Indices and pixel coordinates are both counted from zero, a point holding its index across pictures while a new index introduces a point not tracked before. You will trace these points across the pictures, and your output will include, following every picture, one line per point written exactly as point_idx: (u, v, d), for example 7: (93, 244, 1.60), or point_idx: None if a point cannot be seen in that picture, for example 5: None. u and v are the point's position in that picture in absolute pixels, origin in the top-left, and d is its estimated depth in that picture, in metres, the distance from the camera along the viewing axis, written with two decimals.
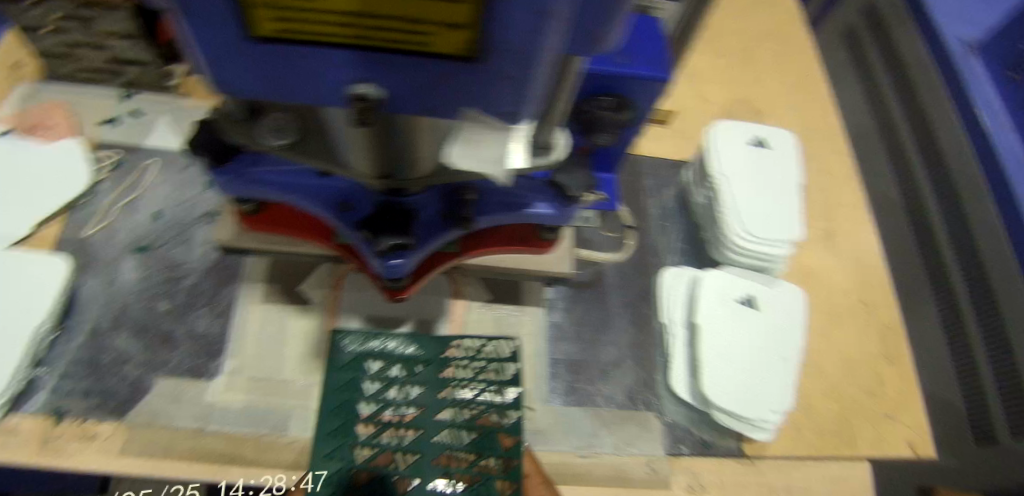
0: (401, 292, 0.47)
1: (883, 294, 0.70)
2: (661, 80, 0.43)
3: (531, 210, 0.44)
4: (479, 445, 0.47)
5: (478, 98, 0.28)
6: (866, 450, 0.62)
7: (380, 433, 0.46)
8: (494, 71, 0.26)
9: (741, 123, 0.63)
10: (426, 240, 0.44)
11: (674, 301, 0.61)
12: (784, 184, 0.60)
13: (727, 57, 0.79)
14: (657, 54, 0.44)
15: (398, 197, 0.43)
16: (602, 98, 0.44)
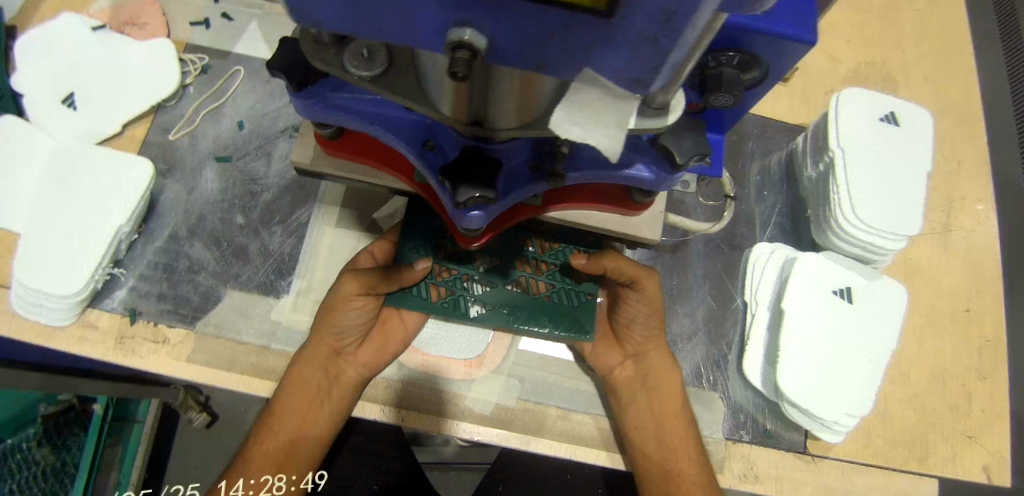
0: (475, 240, 0.42)
1: (992, 305, 0.63)
2: (805, 42, 0.35)
3: (626, 170, 0.38)
4: (552, 272, 0.53)
5: (601, 60, 0.19)
6: (937, 467, 0.58)
7: (454, 270, 0.52)
8: (632, 30, 0.17)
9: (872, 94, 0.58)
10: (506, 195, 0.37)
11: (761, 281, 0.57)
12: (909, 170, 0.55)
13: (861, 18, 0.71)
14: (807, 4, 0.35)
15: (488, 145, 0.36)
16: (728, 53, 0.36)
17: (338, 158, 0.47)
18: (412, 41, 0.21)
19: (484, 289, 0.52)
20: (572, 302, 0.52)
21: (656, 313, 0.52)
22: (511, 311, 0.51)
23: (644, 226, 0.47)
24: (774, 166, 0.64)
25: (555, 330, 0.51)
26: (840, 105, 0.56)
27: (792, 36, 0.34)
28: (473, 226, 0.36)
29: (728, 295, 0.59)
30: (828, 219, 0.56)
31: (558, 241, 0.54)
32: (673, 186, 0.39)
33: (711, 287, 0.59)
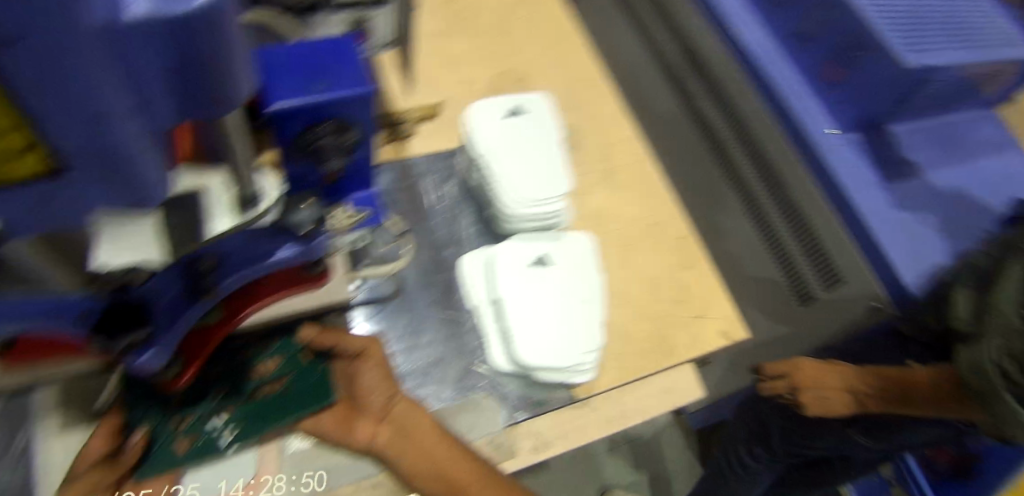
0: (178, 377, 0.50)
1: (669, 210, 0.74)
2: (364, 94, 0.47)
3: (271, 258, 0.47)
4: (285, 362, 0.55)
5: (106, 197, 0.23)
6: (684, 353, 0.69)
7: (189, 412, 0.52)
8: (99, 174, 0.22)
9: (494, 96, 0.67)
10: (172, 325, 0.45)
11: (477, 283, 0.64)
12: (543, 143, 0.65)
13: (473, 21, 0.77)
14: (356, 70, 0.47)
15: (126, 294, 0.41)
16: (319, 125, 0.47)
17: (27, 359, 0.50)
18: None
19: (226, 415, 0.52)
20: (313, 377, 0.55)
21: (381, 377, 0.55)
22: (260, 416, 0.53)
23: (337, 286, 0.56)
24: (456, 186, 0.68)
25: (307, 408, 0.53)
26: (470, 115, 0.65)
27: (352, 93, 0.46)
28: (146, 365, 0.46)
29: (456, 308, 0.65)
30: (500, 211, 0.65)
31: (275, 338, 0.56)
32: (320, 253, 0.50)
33: (440, 311, 0.64)
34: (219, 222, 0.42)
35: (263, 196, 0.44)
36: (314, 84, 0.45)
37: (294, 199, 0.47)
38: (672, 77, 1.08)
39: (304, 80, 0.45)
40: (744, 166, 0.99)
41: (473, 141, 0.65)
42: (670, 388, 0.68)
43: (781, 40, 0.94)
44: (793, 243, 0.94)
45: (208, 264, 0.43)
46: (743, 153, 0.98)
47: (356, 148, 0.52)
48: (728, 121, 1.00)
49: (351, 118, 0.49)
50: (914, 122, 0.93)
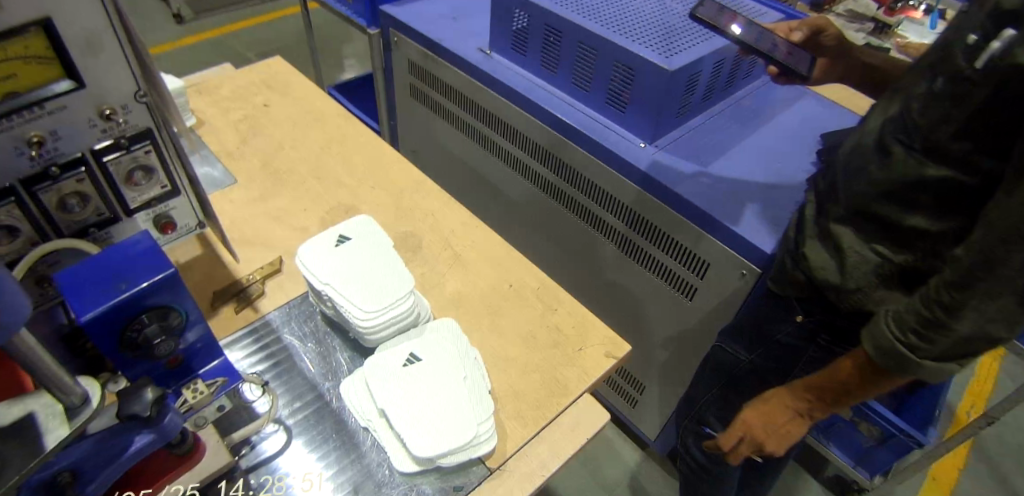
0: None
1: (521, 267, 0.82)
2: (171, 275, 0.50)
3: (129, 448, 0.48)
4: None
5: None
6: (578, 387, 0.72)
7: None
8: None
9: (321, 234, 0.74)
10: None
11: (361, 403, 0.67)
12: (373, 256, 0.72)
13: (301, 180, 0.88)
14: (156, 261, 0.51)
15: None
16: (137, 317, 0.50)
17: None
18: None
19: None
20: None
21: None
22: None
23: (213, 457, 0.57)
24: (319, 321, 0.75)
25: None
26: (303, 258, 0.71)
27: (157, 279, 0.50)
28: None
29: (350, 433, 0.66)
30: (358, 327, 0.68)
31: None
32: (177, 430, 0.51)
33: (336, 441, 0.65)
34: (51, 429, 0.43)
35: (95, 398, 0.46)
36: (119, 283, 0.49)
37: (133, 389, 0.49)
38: (510, 155, 1.23)
39: (105, 287, 0.48)
40: (592, 206, 1.12)
41: (312, 279, 0.70)
42: (578, 421, 0.69)
43: (568, 90, 1.08)
44: (652, 248, 1.05)
45: (68, 476, 0.47)
46: (585, 195, 1.11)
47: (188, 329, 0.55)
48: (561, 175, 1.14)
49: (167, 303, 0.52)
50: (704, 114, 1.08)
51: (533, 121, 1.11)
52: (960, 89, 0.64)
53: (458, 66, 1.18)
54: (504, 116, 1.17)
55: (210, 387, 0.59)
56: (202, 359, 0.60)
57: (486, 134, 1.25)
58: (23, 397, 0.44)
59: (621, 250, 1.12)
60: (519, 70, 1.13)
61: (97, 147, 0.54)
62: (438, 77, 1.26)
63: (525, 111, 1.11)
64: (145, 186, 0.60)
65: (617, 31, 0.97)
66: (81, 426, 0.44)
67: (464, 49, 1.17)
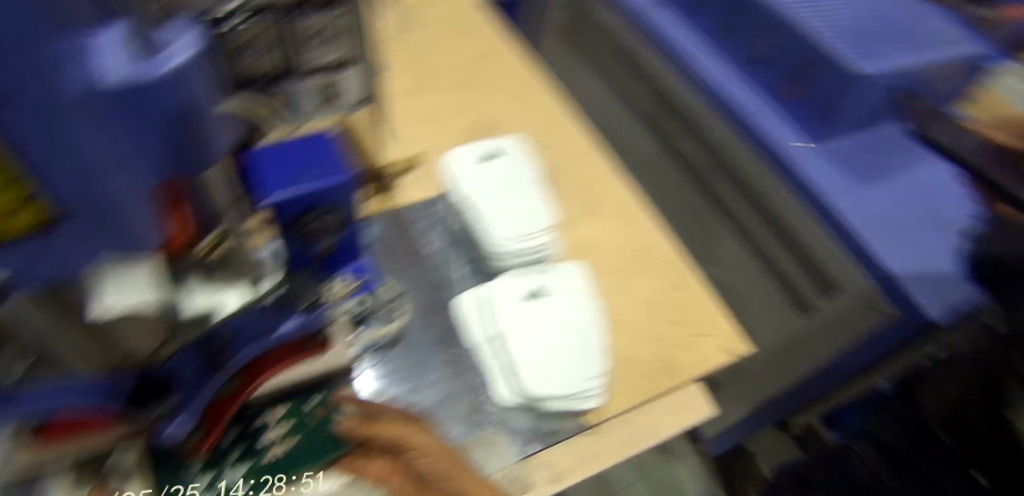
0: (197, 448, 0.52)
1: (655, 234, 0.77)
2: (346, 184, 0.45)
3: (282, 329, 0.49)
4: (296, 428, 0.56)
5: (116, 239, 0.34)
6: (689, 372, 0.68)
7: (207, 477, 0.53)
8: (85, 222, 0.31)
9: (473, 144, 0.72)
10: (192, 398, 0.48)
11: (474, 322, 0.65)
12: (523, 182, 0.69)
13: (454, 87, 0.85)
14: (336, 160, 0.45)
15: (150, 372, 0.44)
16: (304, 216, 0.45)
17: (59, 446, 0.46)
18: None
19: (246, 469, 0.54)
20: (323, 438, 0.56)
21: (392, 467, 0.55)
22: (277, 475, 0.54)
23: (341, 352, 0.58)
24: (443, 232, 0.72)
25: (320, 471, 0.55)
26: (449, 166, 0.69)
27: (333, 184, 0.44)
28: (177, 436, 0.49)
29: (460, 348, 0.65)
30: (492, 249, 0.67)
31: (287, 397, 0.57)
32: (321, 326, 0.54)
33: (443, 351, 0.64)
34: (228, 302, 0.45)
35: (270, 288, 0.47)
36: (298, 176, 0.44)
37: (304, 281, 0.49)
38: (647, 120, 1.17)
39: (291, 176, 0.44)
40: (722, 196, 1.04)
41: (458, 186, 0.69)
42: (682, 406, 0.66)
43: (738, 68, 0.99)
44: (779, 257, 0.97)
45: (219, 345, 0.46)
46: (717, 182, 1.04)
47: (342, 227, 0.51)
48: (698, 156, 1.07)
49: (333, 205, 0.47)
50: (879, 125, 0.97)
51: (688, 91, 1.03)
52: None
53: (622, 13, 1.10)
54: (655, 78, 1.09)
55: (343, 286, 0.58)
56: (342, 259, 0.56)
57: (628, 93, 1.19)
58: (212, 284, 0.45)
59: (739, 248, 1.06)
60: (689, 33, 1.04)
61: None
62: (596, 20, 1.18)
63: (682, 79, 1.03)
64: None
65: (821, 15, 0.86)
66: (251, 305, 0.45)
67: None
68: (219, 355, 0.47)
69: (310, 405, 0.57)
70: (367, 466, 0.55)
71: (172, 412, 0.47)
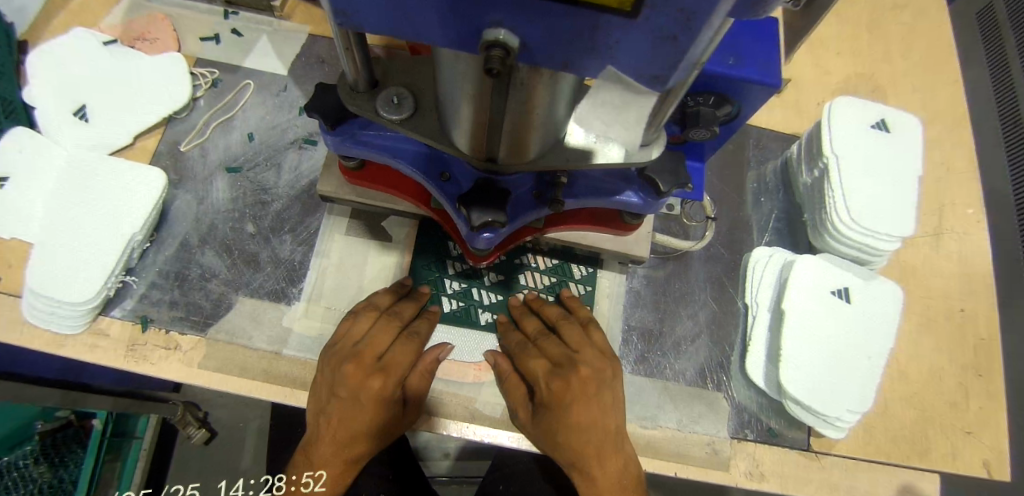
0: (484, 258, 0.50)
1: (986, 305, 0.64)
2: (771, 84, 0.44)
3: (620, 196, 0.47)
4: (553, 289, 0.57)
5: (621, 58, 0.25)
6: (938, 462, 0.58)
7: (465, 287, 0.56)
8: (647, 29, 0.22)
9: (863, 101, 0.60)
10: (515, 218, 0.45)
11: (760, 284, 0.58)
12: (898, 170, 0.57)
13: (856, 25, 0.72)
14: (773, 58, 0.45)
15: (497, 177, 0.44)
16: (704, 95, 0.46)
17: (360, 186, 0.52)
18: (445, 40, 0.26)
19: (497, 298, 0.56)
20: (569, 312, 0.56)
21: (597, 351, 0.51)
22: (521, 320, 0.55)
23: (638, 244, 0.54)
24: (772, 175, 0.65)
25: None
26: (831, 116, 0.58)
27: (759, 80, 0.44)
28: (487, 245, 0.44)
29: (728, 300, 0.60)
30: (825, 224, 0.57)
31: (559, 256, 0.58)
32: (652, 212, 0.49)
33: (714, 292, 0.60)
34: (611, 150, 0.40)
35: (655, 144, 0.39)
36: (729, 56, 0.45)
37: (670, 158, 0.45)
38: None
39: (720, 53, 0.45)
40: None
41: (825, 139, 0.58)
42: (911, 489, 0.58)
43: None
44: None
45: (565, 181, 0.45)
46: None
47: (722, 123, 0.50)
48: None
49: (736, 95, 0.47)
50: None
51: None
52: None
53: None
54: None
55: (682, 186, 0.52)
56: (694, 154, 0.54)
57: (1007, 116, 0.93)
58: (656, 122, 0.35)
59: None
60: None
61: None
62: None
63: None
64: None
65: None
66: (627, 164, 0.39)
67: None
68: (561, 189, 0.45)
69: (575, 274, 0.58)
70: (565, 329, 0.52)
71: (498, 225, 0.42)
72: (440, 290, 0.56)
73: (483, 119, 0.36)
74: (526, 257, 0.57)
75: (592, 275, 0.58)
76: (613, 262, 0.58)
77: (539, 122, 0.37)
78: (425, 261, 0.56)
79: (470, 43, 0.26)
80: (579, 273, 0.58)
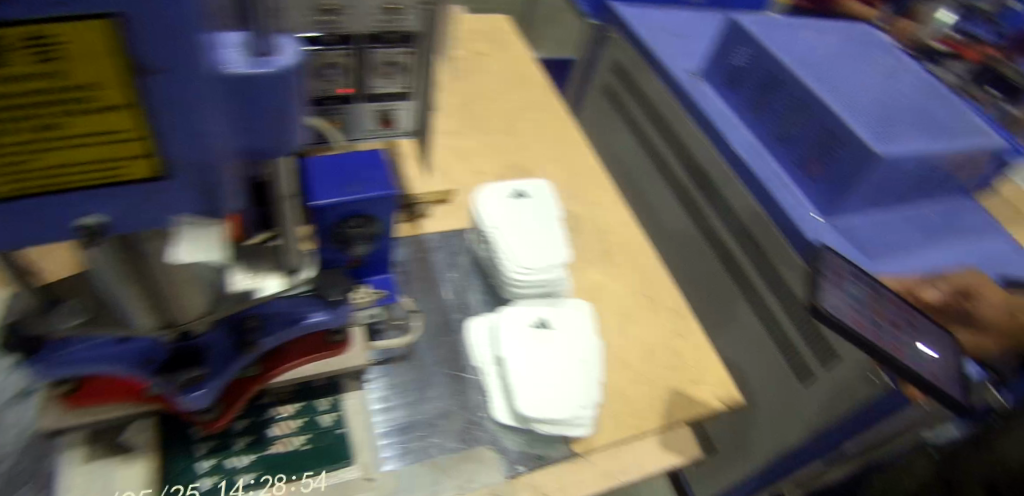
0: (217, 419, 0.58)
1: (667, 289, 0.79)
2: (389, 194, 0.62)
3: (309, 318, 0.59)
4: (304, 426, 0.63)
5: (183, 208, 0.35)
6: (680, 416, 0.71)
7: (218, 461, 0.59)
8: (182, 184, 0.34)
9: (500, 182, 0.78)
10: (222, 369, 0.56)
11: (480, 345, 0.70)
12: (543, 218, 0.74)
13: (491, 128, 0.89)
14: (382, 179, 0.63)
15: (188, 341, 0.56)
16: (351, 219, 0.62)
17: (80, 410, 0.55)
18: (35, 239, 0.33)
19: (250, 458, 0.60)
20: (324, 440, 0.63)
21: None
22: (280, 466, 0.60)
23: (354, 355, 0.65)
24: (465, 259, 0.78)
25: (319, 467, 0.61)
26: (480, 198, 0.75)
27: (379, 195, 0.62)
28: (201, 402, 0.54)
29: (463, 365, 0.71)
30: (503, 276, 0.71)
31: (301, 398, 0.66)
32: (344, 323, 0.61)
33: (446, 369, 0.70)
34: (269, 285, 0.55)
35: (307, 271, 0.57)
36: (352, 188, 0.61)
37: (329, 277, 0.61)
38: None
39: (338, 187, 0.61)
40: (726, 244, 1.01)
41: (482, 218, 0.73)
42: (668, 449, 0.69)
43: (762, 137, 1.00)
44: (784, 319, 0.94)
45: (253, 322, 0.58)
46: (728, 238, 1.00)
47: (376, 240, 0.66)
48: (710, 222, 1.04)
49: (375, 214, 0.64)
50: (889, 211, 1.01)
51: (702, 141, 1.01)
52: None
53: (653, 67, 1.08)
54: (680, 128, 1.05)
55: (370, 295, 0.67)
56: (375, 270, 0.70)
57: (643, 130, 1.15)
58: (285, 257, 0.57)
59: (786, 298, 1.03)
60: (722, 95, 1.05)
61: (373, 32, 0.63)
62: (630, 69, 1.14)
63: (702, 126, 1.00)
64: (391, 79, 0.69)
65: (834, 97, 0.91)
66: (288, 288, 0.55)
67: (688, 52, 1.10)
68: (252, 332, 0.58)
69: (320, 407, 0.65)
70: None
71: (198, 380, 0.54)
72: (193, 475, 0.59)
73: (147, 301, 0.47)
74: (269, 411, 0.64)
75: (336, 401, 0.66)
76: (348, 379, 0.67)
77: (200, 286, 0.50)
78: (170, 456, 0.59)
79: (62, 239, 0.34)
80: (325, 403, 0.66)
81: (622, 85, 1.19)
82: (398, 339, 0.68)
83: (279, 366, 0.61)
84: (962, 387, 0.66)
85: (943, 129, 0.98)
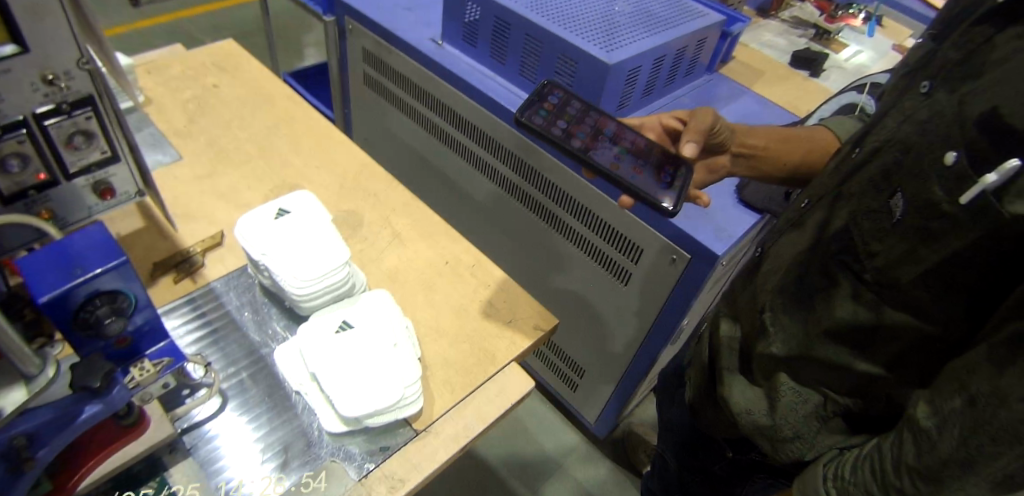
0: None
1: (459, 246, 0.86)
2: (122, 262, 0.56)
3: (81, 415, 0.56)
4: None
5: None
6: (504, 357, 0.76)
7: None
8: None
9: (261, 207, 0.76)
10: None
11: (295, 368, 0.71)
12: (312, 228, 0.74)
13: (247, 158, 0.90)
14: (109, 249, 0.56)
15: None
16: (92, 301, 0.56)
17: None
18: None
19: None
20: None
21: None
22: None
23: (157, 430, 0.62)
24: (257, 292, 0.78)
25: None
26: (241, 230, 0.73)
27: (112, 267, 0.55)
28: None
29: (284, 396, 0.70)
30: (290, 296, 0.71)
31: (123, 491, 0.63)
32: (123, 405, 0.59)
33: (270, 404, 0.69)
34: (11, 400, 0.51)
35: (60, 373, 0.59)
36: (75, 270, 0.54)
37: (86, 364, 0.57)
38: None
39: (61, 273, 0.53)
40: (519, 185, 1.12)
41: (250, 249, 0.72)
42: (504, 387, 0.73)
43: (516, 82, 1.06)
44: (588, 234, 1.06)
45: (22, 441, 0.54)
46: (518, 178, 1.11)
47: (138, 312, 0.60)
48: (496, 169, 1.14)
49: (119, 287, 0.58)
50: (645, 108, 1.11)
51: (464, 99, 1.08)
52: (874, 176, 0.67)
53: (398, 45, 1.13)
54: (439, 95, 1.13)
55: (156, 365, 0.62)
56: (150, 340, 0.64)
57: (415, 110, 1.21)
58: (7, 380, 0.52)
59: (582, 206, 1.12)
60: (472, 60, 1.10)
61: (40, 111, 0.60)
62: (380, 53, 1.19)
63: (458, 87, 1.07)
64: (84, 151, 0.66)
65: (561, 25, 0.98)
66: (33, 397, 0.52)
67: (429, 21, 1.16)
68: (24, 450, 0.54)
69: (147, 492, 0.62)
70: None
71: None
72: None
73: None
74: None
75: (164, 479, 0.63)
76: (168, 453, 0.65)
77: None
78: None
79: None
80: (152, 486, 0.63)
81: (381, 72, 1.22)
82: (201, 396, 0.67)
83: (77, 470, 0.59)
84: (663, 185, 0.76)
85: (667, 22, 1.07)
